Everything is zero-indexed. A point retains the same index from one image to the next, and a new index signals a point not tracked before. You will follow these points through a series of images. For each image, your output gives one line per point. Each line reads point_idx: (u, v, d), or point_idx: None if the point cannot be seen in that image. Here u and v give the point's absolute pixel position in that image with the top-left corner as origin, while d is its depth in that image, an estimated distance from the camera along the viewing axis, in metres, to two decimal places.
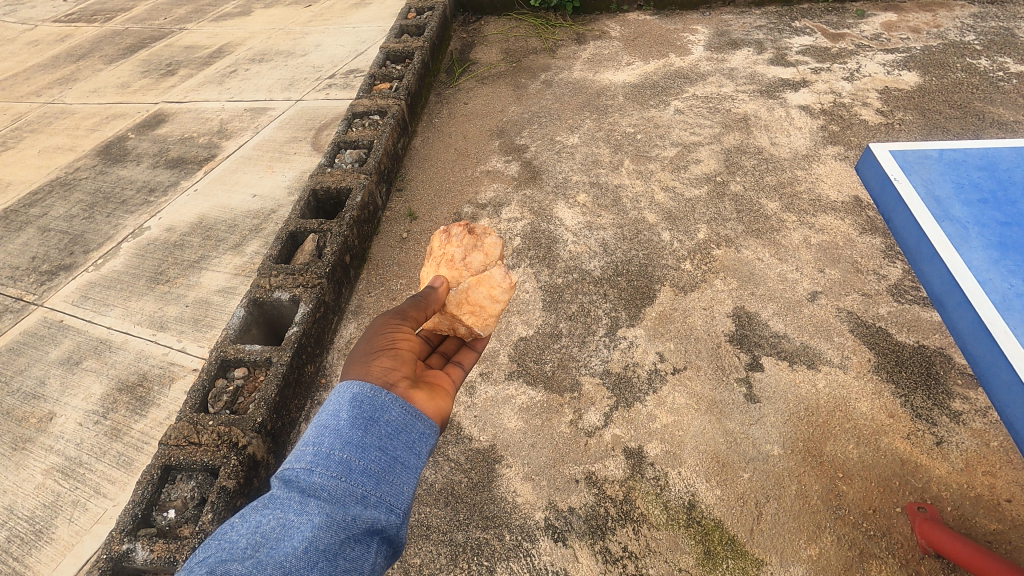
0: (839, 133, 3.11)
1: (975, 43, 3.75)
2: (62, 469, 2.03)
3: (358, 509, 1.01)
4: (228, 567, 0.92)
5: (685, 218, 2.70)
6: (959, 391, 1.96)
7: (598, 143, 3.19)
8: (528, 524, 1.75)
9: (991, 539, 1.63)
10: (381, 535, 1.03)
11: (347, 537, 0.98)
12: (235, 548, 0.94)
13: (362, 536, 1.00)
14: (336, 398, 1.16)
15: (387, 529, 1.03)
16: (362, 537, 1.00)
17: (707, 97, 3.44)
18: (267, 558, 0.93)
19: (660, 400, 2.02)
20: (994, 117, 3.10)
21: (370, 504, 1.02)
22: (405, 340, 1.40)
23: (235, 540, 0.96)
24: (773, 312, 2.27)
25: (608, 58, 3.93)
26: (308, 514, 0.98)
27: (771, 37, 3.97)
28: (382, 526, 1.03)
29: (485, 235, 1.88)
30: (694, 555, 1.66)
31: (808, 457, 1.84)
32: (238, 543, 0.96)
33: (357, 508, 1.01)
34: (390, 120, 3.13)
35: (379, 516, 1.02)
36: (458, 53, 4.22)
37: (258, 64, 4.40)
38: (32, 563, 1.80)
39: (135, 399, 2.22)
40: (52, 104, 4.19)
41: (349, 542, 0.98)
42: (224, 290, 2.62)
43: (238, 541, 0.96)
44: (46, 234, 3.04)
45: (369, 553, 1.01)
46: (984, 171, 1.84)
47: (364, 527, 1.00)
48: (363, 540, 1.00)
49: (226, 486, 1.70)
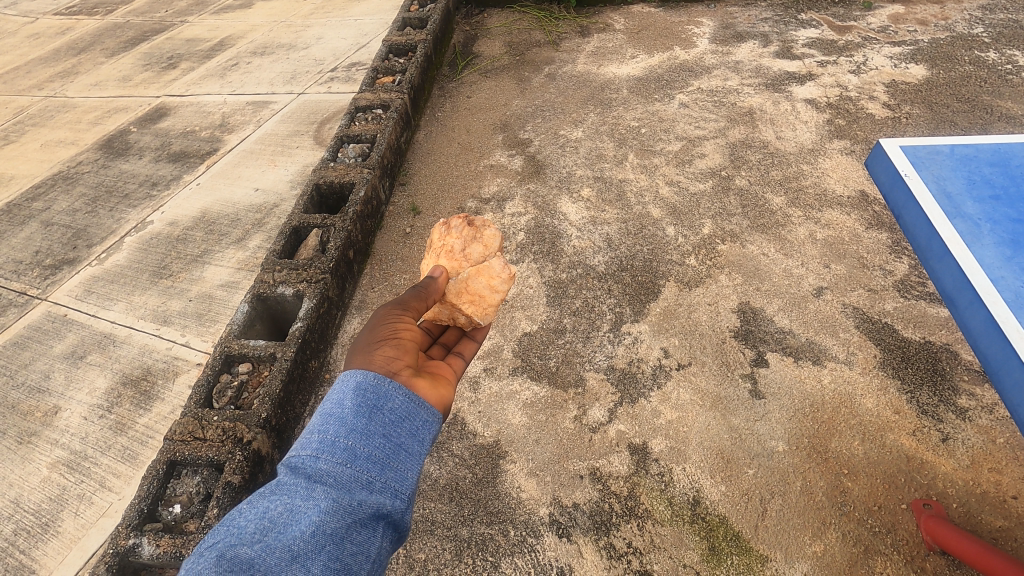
0: (846, 127, 3.08)
1: (983, 35, 3.71)
2: (67, 463, 2.03)
3: (364, 495, 1.01)
4: (238, 551, 0.91)
5: (690, 213, 2.68)
6: (965, 388, 1.95)
7: (602, 137, 3.17)
8: (532, 519, 1.75)
9: (996, 535, 1.63)
10: (387, 520, 1.04)
11: (354, 522, 0.98)
12: (243, 534, 0.94)
13: (369, 521, 1.00)
14: (340, 386, 1.16)
15: (393, 514, 1.04)
16: (368, 522, 1.00)
17: (712, 91, 3.41)
18: (275, 542, 0.93)
19: (664, 396, 2.01)
20: (1002, 110, 3.07)
21: (376, 489, 1.03)
22: (406, 330, 1.39)
23: (242, 526, 0.96)
24: (778, 308, 2.26)
25: (613, 51, 3.90)
26: (315, 499, 0.98)
27: (777, 30, 3.93)
28: (388, 511, 1.03)
29: (485, 227, 1.87)
30: (699, 551, 1.66)
31: (813, 453, 1.83)
32: (246, 528, 0.95)
33: (363, 494, 1.01)
34: (393, 114, 3.11)
35: (384, 501, 1.02)
36: (461, 46, 4.19)
37: (260, 57, 4.38)
38: (39, 556, 1.81)
39: (140, 392, 2.22)
40: (53, 97, 4.18)
41: (356, 527, 0.98)
42: (228, 284, 2.62)
43: (246, 526, 0.95)
44: (49, 229, 3.04)
45: (375, 538, 1.01)
46: (995, 167, 1.82)
47: (370, 512, 1.00)
48: (369, 524, 1.00)
49: (232, 481, 1.70)
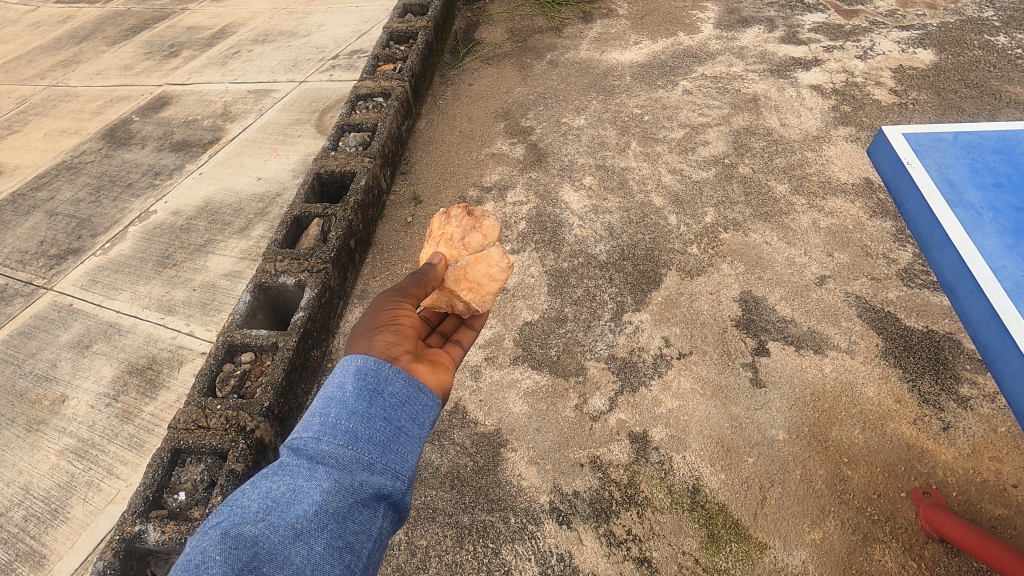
0: (851, 113, 3.04)
1: (993, 19, 3.64)
2: (75, 451, 2.06)
3: (365, 476, 1.02)
4: (242, 528, 0.92)
5: (693, 201, 2.66)
6: (968, 376, 1.95)
7: (605, 124, 3.14)
8: (532, 507, 1.77)
9: (996, 524, 1.63)
10: (387, 501, 1.05)
11: (355, 501, 0.99)
12: (246, 512, 0.95)
13: (371, 501, 1.02)
14: (340, 370, 1.16)
15: (393, 495, 1.05)
16: (370, 502, 1.01)
17: (716, 77, 3.37)
18: (279, 520, 0.94)
19: (665, 384, 2.02)
20: (1010, 96, 3.02)
21: (377, 470, 1.04)
22: (406, 316, 1.40)
23: (246, 506, 0.96)
24: (781, 296, 2.25)
25: (616, 37, 3.84)
26: (317, 480, 0.99)
27: (783, 14, 3.87)
28: (389, 492, 1.04)
29: (484, 217, 1.88)
30: (697, 538, 1.68)
31: (813, 442, 1.84)
32: (250, 507, 0.96)
33: (365, 475, 1.02)
34: (393, 102, 3.09)
35: (384, 482, 1.04)
36: (463, 32, 4.14)
37: (262, 44, 4.35)
38: (48, 541, 1.84)
39: (146, 381, 2.24)
40: (56, 87, 4.16)
41: (357, 506, 0.99)
42: (231, 273, 2.63)
43: (249, 505, 0.96)
44: (55, 218, 3.06)
45: (376, 518, 1.02)
46: (1000, 155, 1.80)
47: (371, 492, 1.02)
48: (371, 504, 1.01)
49: (235, 468, 1.72)
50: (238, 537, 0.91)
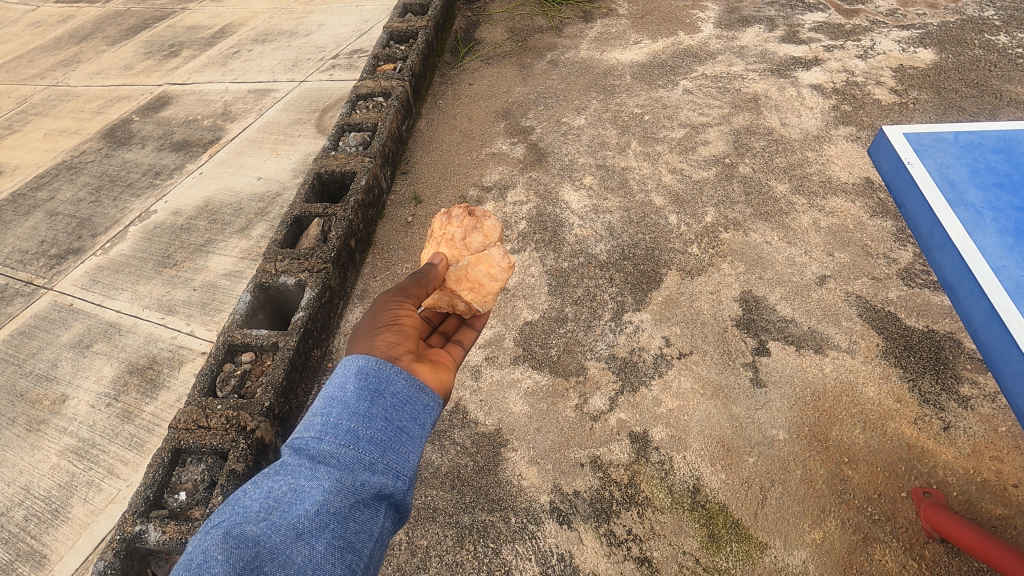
0: (851, 112, 3.04)
1: (994, 18, 3.64)
2: (75, 450, 2.06)
3: (367, 476, 1.02)
4: (244, 528, 0.92)
5: (693, 201, 2.66)
6: (968, 376, 1.95)
7: (605, 124, 3.14)
8: (533, 506, 1.77)
9: (996, 524, 1.63)
10: (388, 500, 1.04)
11: (357, 501, 0.99)
12: (248, 512, 0.95)
13: (372, 501, 1.02)
14: (341, 370, 1.16)
15: (394, 495, 1.05)
16: (371, 502, 1.01)
17: (716, 77, 3.37)
18: (280, 520, 0.94)
19: (666, 384, 2.02)
20: (1011, 95, 3.02)
21: (378, 470, 1.04)
22: (407, 316, 1.40)
23: (248, 505, 0.96)
24: (781, 296, 2.25)
25: (617, 36, 3.84)
26: (319, 479, 1.00)
27: (783, 13, 3.87)
28: (390, 492, 1.04)
29: (485, 217, 1.87)
30: (698, 538, 1.68)
31: (813, 442, 1.84)
32: (251, 507, 0.96)
33: (366, 474, 1.02)
34: (393, 102, 3.09)
35: (386, 482, 1.04)
36: (463, 32, 4.14)
37: (262, 44, 4.35)
38: (49, 541, 1.85)
39: (146, 380, 2.25)
40: (56, 87, 4.16)
41: (359, 506, 0.99)
42: (232, 273, 2.63)
43: (251, 505, 0.96)
44: (55, 218, 3.06)
45: (378, 518, 1.02)
46: (1001, 155, 1.79)
47: (372, 492, 1.02)
48: (372, 504, 1.01)
49: (236, 468, 1.72)
50: (240, 536, 0.91)
